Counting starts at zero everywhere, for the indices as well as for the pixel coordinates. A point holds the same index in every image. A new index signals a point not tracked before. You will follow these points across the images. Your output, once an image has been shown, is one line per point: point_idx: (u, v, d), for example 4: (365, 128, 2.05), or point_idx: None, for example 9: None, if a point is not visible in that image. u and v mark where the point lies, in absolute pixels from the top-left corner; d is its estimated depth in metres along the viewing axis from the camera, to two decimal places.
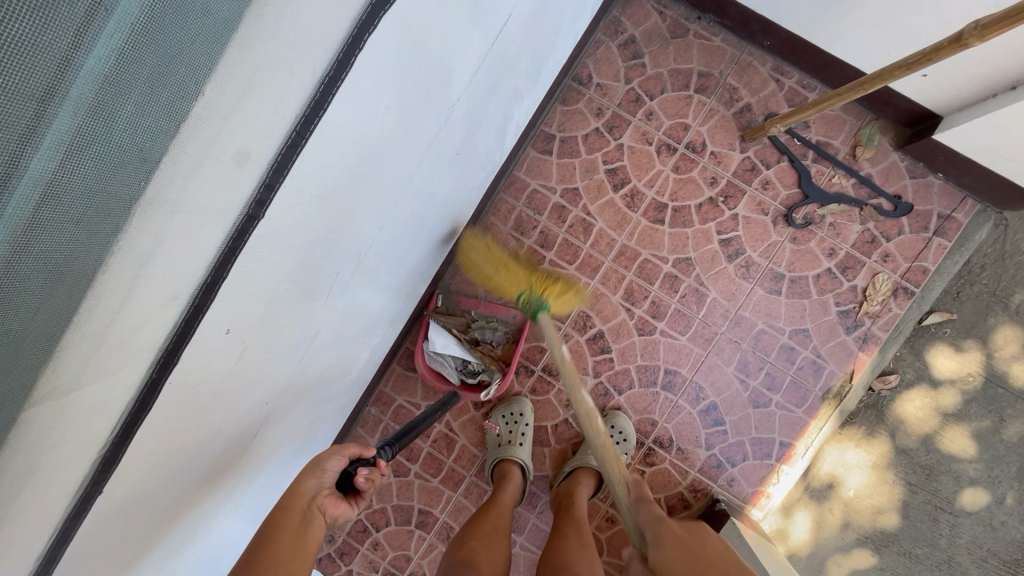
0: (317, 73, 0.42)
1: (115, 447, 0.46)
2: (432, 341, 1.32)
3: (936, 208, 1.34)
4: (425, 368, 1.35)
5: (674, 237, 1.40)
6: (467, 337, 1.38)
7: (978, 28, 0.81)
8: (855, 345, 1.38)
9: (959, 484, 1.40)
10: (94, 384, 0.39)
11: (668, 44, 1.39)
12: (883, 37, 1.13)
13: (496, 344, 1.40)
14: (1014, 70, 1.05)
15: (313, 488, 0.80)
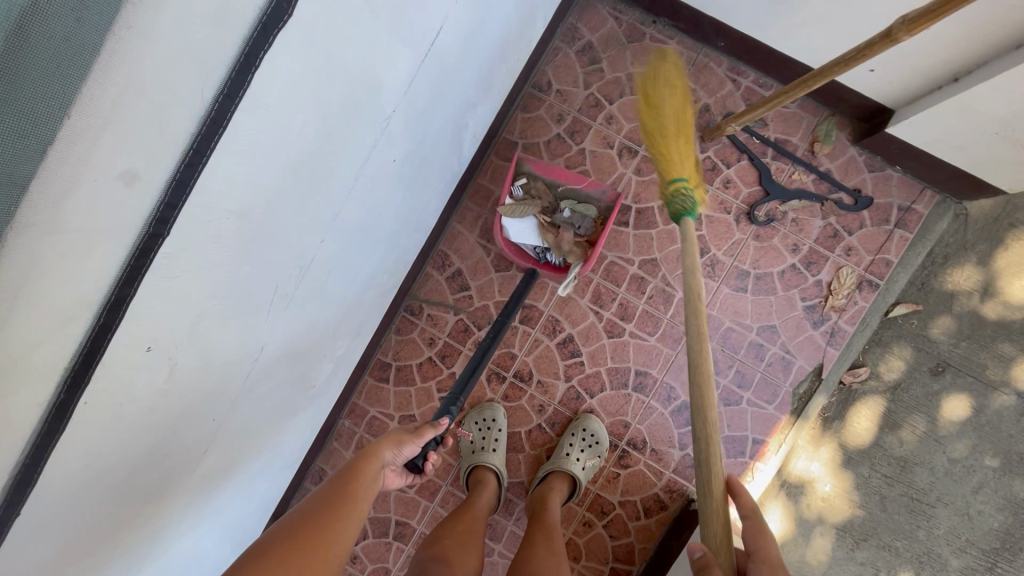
0: (211, 91, 0.43)
1: (27, 468, 0.46)
2: (507, 230, 1.28)
3: (896, 200, 1.35)
4: (505, 243, 1.32)
5: (639, 238, 1.41)
6: (546, 223, 1.29)
7: (904, 23, 0.83)
8: (823, 340, 1.38)
9: (934, 474, 1.40)
10: None
11: (625, 49, 1.40)
12: (828, 33, 1.15)
13: (581, 230, 1.30)
14: (954, 63, 1.07)
15: (388, 459, 0.95)
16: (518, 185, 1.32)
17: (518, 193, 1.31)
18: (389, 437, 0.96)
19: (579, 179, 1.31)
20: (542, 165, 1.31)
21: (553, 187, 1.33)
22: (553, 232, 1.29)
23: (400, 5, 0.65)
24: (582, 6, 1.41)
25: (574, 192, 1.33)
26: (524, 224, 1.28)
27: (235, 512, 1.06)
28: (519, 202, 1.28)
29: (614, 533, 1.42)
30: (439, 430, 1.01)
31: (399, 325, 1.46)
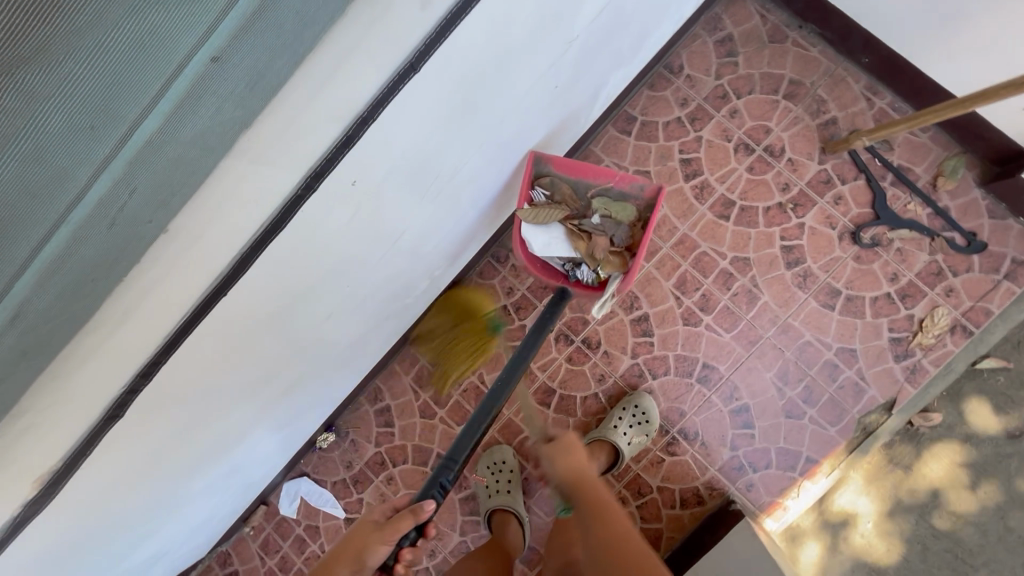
0: None
1: (261, 238, 0.55)
2: (530, 241, 1.15)
3: (1011, 251, 1.31)
4: (529, 259, 1.19)
5: (736, 235, 1.41)
6: (575, 232, 1.16)
7: None
8: (901, 375, 1.36)
9: (986, 537, 1.36)
10: (273, 156, 0.51)
11: (764, 48, 1.41)
12: (987, 64, 1.14)
13: (617, 240, 1.17)
14: None
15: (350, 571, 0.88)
16: (540, 189, 1.17)
17: (540, 199, 1.18)
18: (354, 542, 0.90)
19: (607, 175, 1.16)
20: (566, 163, 1.15)
21: (578, 189, 1.19)
22: (585, 240, 1.15)
23: None
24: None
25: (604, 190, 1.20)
26: (549, 233, 1.15)
27: (312, 391, 1.12)
28: (543, 207, 1.14)
29: (646, 515, 1.43)
30: (418, 520, 0.89)
31: (483, 268, 1.51)
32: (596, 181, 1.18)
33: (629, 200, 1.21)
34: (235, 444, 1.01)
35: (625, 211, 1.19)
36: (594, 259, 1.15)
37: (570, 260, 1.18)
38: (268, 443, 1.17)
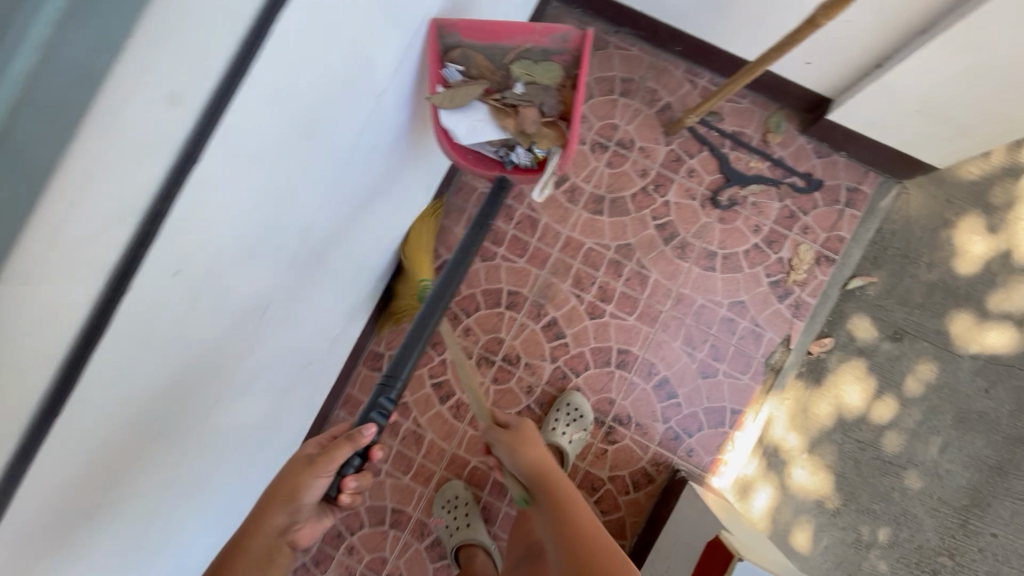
0: (246, 22, 0.55)
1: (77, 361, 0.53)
2: (455, 132, 1.21)
3: (843, 181, 1.49)
4: (460, 151, 1.26)
5: (614, 225, 1.52)
6: (500, 109, 1.24)
7: (824, 8, 0.97)
8: (789, 312, 1.48)
9: (902, 436, 1.49)
10: (48, 284, 0.46)
11: (591, 56, 1.55)
12: (766, 33, 1.31)
13: (546, 108, 1.26)
14: (867, 53, 1.19)
15: (286, 519, 0.91)
16: (454, 67, 1.20)
17: (455, 77, 1.20)
18: (285, 488, 0.92)
19: (524, 33, 1.21)
20: (476, 29, 1.17)
21: (497, 59, 1.25)
22: (512, 117, 1.23)
23: None
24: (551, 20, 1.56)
25: (523, 53, 1.25)
26: (474, 118, 1.22)
27: (232, 484, 1.10)
28: (461, 87, 1.19)
29: (606, 508, 1.46)
30: (356, 444, 0.94)
31: (391, 315, 1.54)
32: (511, 44, 1.23)
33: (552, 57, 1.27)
34: (158, 563, 0.97)
35: (549, 72, 1.26)
36: (525, 134, 1.24)
37: (502, 142, 1.27)
38: (201, 549, 1.13)
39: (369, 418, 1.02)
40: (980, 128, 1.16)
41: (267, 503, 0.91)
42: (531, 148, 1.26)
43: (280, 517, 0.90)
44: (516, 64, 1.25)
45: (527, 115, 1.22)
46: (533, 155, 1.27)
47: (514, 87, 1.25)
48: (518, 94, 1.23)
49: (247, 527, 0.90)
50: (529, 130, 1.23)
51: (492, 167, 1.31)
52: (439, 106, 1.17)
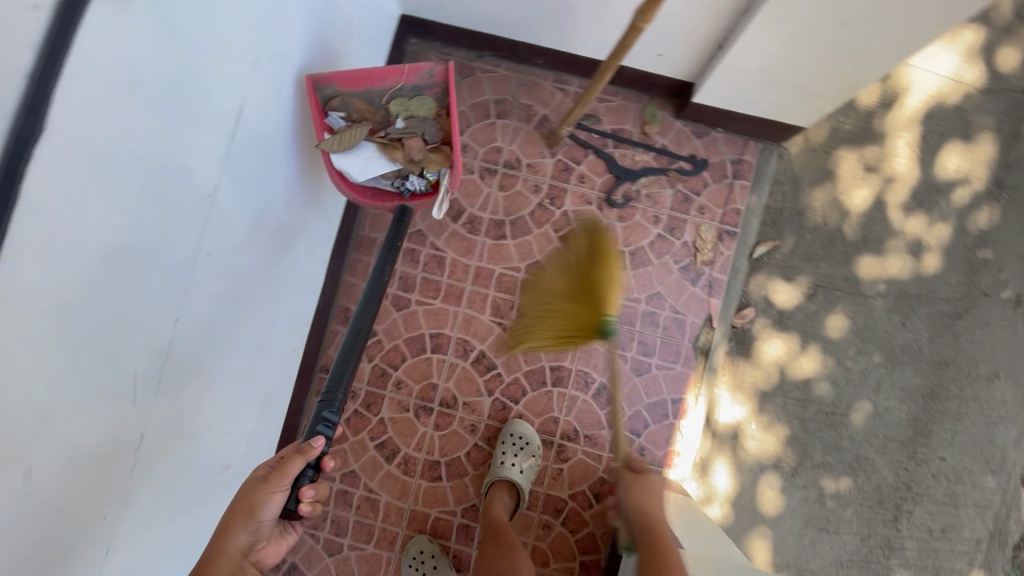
0: None
1: None
2: (347, 171, 1.17)
3: (726, 155, 1.52)
4: (355, 189, 1.22)
5: (519, 246, 1.52)
6: (388, 143, 1.20)
7: (639, 14, 0.98)
8: (704, 293, 1.51)
9: (838, 385, 1.53)
10: None
11: (459, 85, 1.54)
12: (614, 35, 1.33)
13: (431, 133, 1.23)
14: (706, 40, 1.23)
15: (246, 539, 0.86)
16: (335, 113, 1.16)
17: (339, 124, 1.17)
18: (241, 505, 0.85)
19: (394, 73, 1.18)
20: (348, 77, 1.14)
21: (374, 100, 1.21)
22: (399, 148, 1.21)
23: (176, 100, 0.74)
24: (411, 56, 1.55)
25: (396, 92, 1.22)
26: (363, 156, 1.19)
27: None
28: (346, 130, 1.15)
29: (573, 526, 1.46)
30: (308, 456, 0.90)
31: (318, 386, 1.49)
32: (385, 86, 1.19)
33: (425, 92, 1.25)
34: None
35: (425, 104, 1.24)
36: (415, 162, 1.22)
37: (396, 173, 1.23)
38: None
39: (317, 431, 0.96)
40: (824, 87, 1.21)
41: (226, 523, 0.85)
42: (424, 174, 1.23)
43: (242, 534, 0.85)
44: (393, 101, 1.21)
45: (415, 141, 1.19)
46: (428, 180, 1.25)
47: (395, 123, 1.23)
48: (400, 127, 1.21)
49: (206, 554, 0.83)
50: (417, 155, 1.20)
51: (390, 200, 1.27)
52: (326, 150, 1.14)
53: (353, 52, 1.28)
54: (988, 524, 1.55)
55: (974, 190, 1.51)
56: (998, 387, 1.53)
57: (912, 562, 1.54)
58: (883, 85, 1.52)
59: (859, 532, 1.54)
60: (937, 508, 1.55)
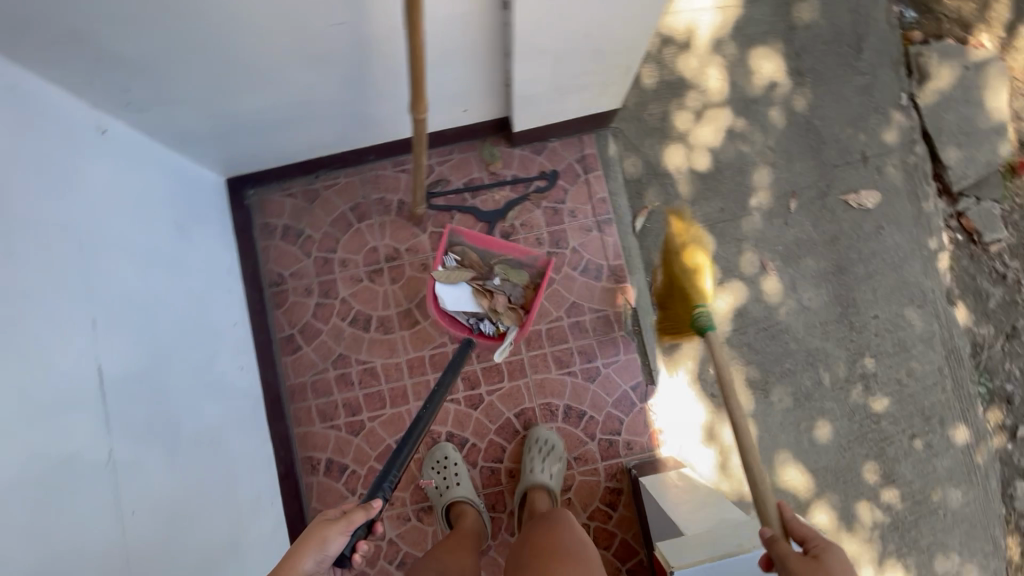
0: None
1: None
2: (441, 298, 1.42)
3: (569, 158, 1.62)
4: (440, 311, 1.46)
5: (435, 323, 1.56)
6: (481, 293, 1.44)
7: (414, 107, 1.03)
8: (612, 283, 1.59)
9: (762, 300, 1.64)
10: None
11: (312, 210, 1.60)
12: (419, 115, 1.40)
13: (515, 294, 1.46)
14: (494, 84, 1.31)
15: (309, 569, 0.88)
16: (452, 256, 1.46)
17: (451, 264, 1.46)
18: (310, 538, 0.91)
19: (508, 248, 1.45)
20: (474, 236, 1.44)
21: (484, 258, 1.49)
22: (487, 298, 1.45)
23: (29, 408, 0.77)
24: (258, 205, 1.59)
25: (505, 260, 1.48)
26: (458, 292, 1.43)
27: None
28: (451, 272, 1.42)
29: (604, 543, 1.50)
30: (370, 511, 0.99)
31: None
32: (498, 251, 1.46)
33: (524, 268, 1.49)
34: None
35: (521, 275, 1.48)
36: (496, 312, 1.44)
37: (476, 314, 1.47)
38: None
39: (376, 495, 1.07)
40: (610, 75, 1.28)
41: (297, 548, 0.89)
42: (495, 322, 1.46)
43: (309, 561, 0.88)
44: (498, 264, 1.47)
45: (501, 297, 1.43)
46: (498, 329, 1.47)
47: (493, 278, 1.47)
48: (495, 284, 1.45)
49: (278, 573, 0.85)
50: (500, 308, 1.44)
51: (461, 332, 1.49)
52: (436, 277, 1.41)
53: (200, 238, 1.33)
54: (940, 351, 1.68)
55: (784, 85, 1.65)
56: (887, 236, 1.67)
57: (897, 415, 1.66)
58: (668, 37, 1.65)
59: (842, 414, 1.65)
60: (893, 360, 1.67)
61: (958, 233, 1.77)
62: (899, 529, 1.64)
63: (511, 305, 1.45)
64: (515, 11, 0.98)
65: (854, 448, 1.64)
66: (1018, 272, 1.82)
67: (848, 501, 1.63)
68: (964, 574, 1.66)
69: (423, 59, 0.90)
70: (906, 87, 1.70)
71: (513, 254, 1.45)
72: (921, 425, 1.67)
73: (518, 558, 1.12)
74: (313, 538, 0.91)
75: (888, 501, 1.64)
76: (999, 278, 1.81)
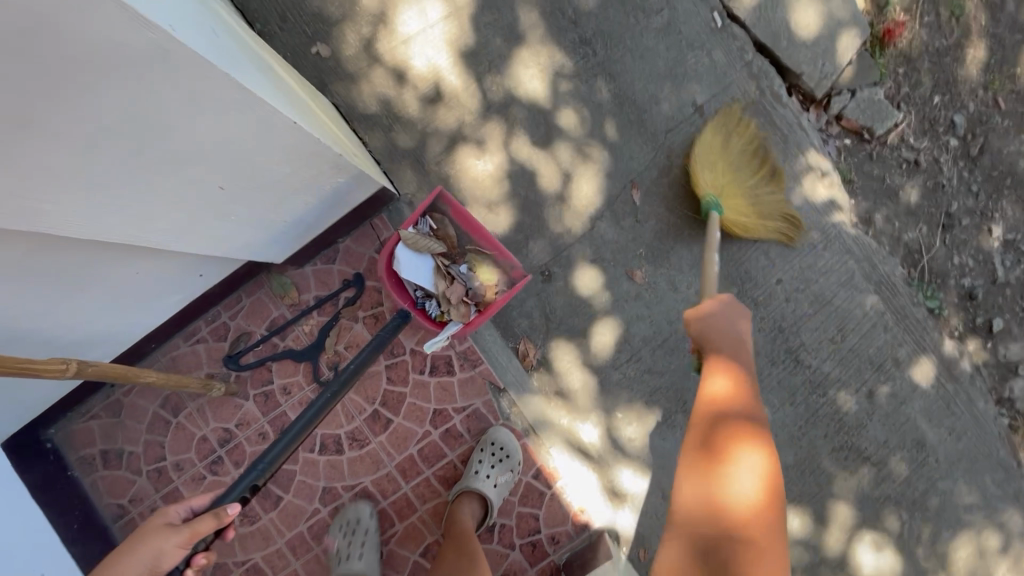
0: None
1: None
2: (399, 259, 1.20)
3: (368, 252, 1.39)
4: (389, 272, 1.23)
5: (300, 491, 1.37)
6: (443, 273, 1.24)
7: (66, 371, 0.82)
8: (469, 371, 1.37)
9: (644, 315, 1.40)
10: None
11: (125, 423, 1.40)
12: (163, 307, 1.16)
13: (477, 290, 1.26)
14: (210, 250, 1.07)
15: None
16: (428, 222, 1.26)
17: (422, 229, 1.26)
18: (146, 543, 0.85)
19: (489, 240, 1.26)
20: (459, 212, 1.26)
21: (461, 237, 1.30)
22: (447, 279, 1.24)
23: None
24: (65, 442, 1.38)
25: (481, 253, 1.29)
26: (418, 261, 1.22)
27: None
28: (419, 237, 1.21)
29: None
30: (220, 520, 0.90)
31: None
32: (477, 240, 1.28)
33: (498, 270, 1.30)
34: None
35: (491, 275, 1.28)
36: (449, 299, 1.23)
37: (428, 292, 1.25)
38: None
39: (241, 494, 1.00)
40: (314, 177, 0.99)
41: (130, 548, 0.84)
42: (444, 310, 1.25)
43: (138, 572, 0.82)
44: (472, 251, 1.29)
45: (463, 286, 1.24)
46: (444, 316, 1.25)
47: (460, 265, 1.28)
48: (461, 271, 1.25)
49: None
50: (455, 297, 1.23)
51: (403, 300, 1.26)
52: (404, 232, 1.18)
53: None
54: (867, 287, 1.44)
55: (574, 68, 1.39)
56: None
57: (844, 377, 1.42)
58: (424, 66, 1.38)
59: (781, 402, 1.41)
60: (816, 317, 1.42)
61: (842, 139, 1.49)
62: (895, 498, 1.41)
63: (467, 300, 1.24)
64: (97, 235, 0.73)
65: (808, 433, 1.42)
66: (930, 151, 1.50)
67: (823, 493, 1.41)
68: (986, 515, 1.43)
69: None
70: (716, 4, 1.41)
71: (492, 250, 1.27)
72: (875, 377, 1.43)
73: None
74: (155, 538, 0.85)
75: (870, 472, 1.42)
76: (911, 167, 1.50)
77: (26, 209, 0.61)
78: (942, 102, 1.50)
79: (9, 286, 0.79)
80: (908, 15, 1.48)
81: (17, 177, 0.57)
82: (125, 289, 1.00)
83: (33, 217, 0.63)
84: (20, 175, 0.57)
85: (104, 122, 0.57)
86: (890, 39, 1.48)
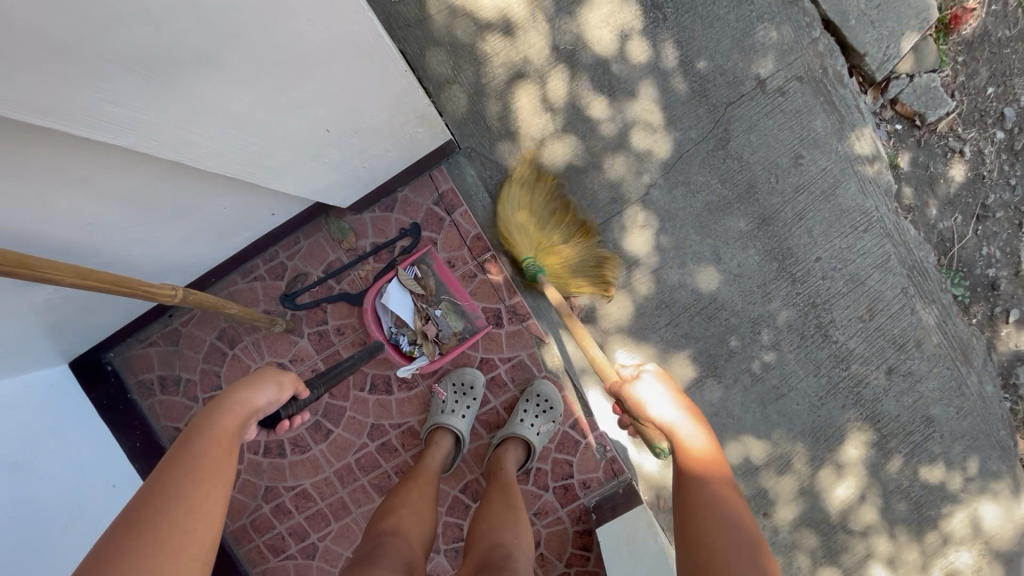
0: None
1: None
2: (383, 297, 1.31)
3: (426, 203, 1.42)
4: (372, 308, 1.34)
5: (349, 425, 1.46)
6: (421, 314, 1.34)
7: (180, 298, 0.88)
8: (516, 324, 1.44)
9: (688, 281, 1.45)
10: None
11: (182, 351, 1.46)
12: (235, 241, 1.20)
13: (445, 335, 1.36)
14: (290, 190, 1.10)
15: (264, 403, 0.76)
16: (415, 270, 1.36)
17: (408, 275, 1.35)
18: (258, 374, 0.79)
19: (463, 295, 1.37)
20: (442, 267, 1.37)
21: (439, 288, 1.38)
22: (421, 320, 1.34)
23: None
24: (124, 367, 1.45)
25: (454, 302, 1.38)
26: (400, 300, 1.32)
27: None
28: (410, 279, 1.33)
29: None
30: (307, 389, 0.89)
31: None
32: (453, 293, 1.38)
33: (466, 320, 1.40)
34: None
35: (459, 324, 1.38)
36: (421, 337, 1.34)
37: (403, 329, 1.36)
38: None
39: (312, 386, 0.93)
40: (400, 125, 1.01)
41: (247, 379, 0.76)
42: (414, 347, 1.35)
43: (267, 396, 0.77)
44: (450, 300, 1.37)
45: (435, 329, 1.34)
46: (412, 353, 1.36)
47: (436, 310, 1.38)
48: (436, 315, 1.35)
49: (232, 403, 0.72)
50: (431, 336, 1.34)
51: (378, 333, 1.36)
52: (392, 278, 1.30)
53: (70, 445, 1.24)
54: (899, 271, 1.50)
55: (642, 32, 1.40)
56: (808, 164, 1.45)
57: (867, 354, 1.50)
58: (494, 17, 1.37)
59: (806, 373, 1.50)
60: (848, 297, 1.49)
61: (894, 124, 1.52)
62: (897, 467, 1.52)
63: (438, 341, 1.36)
64: (227, 171, 0.77)
65: (827, 404, 1.51)
66: (977, 142, 1.52)
67: (834, 458, 1.52)
68: (978, 488, 1.54)
69: (115, 282, 0.74)
70: None
71: (465, 301, 1.37)
72: (896, 355, 1.51)
73: (472, 534, 1.02)
74: (265, 377, 0.79)
75: (880, 442, 1.52)
76: (957, 156, 1.53)
77: (182, 141, 0.65)
78: (995, 93, 1.51)
79: (125, 212, 0.83)
80: (976, 2, 1.49)
81: (185, 107, 0.61)
82: (215, 221, 1.05)
83: (183, 150, 0.67)
84: (186, 104, 0.60)
85: (263, 57, 0.60)
86: (955, 26, 1.49)
